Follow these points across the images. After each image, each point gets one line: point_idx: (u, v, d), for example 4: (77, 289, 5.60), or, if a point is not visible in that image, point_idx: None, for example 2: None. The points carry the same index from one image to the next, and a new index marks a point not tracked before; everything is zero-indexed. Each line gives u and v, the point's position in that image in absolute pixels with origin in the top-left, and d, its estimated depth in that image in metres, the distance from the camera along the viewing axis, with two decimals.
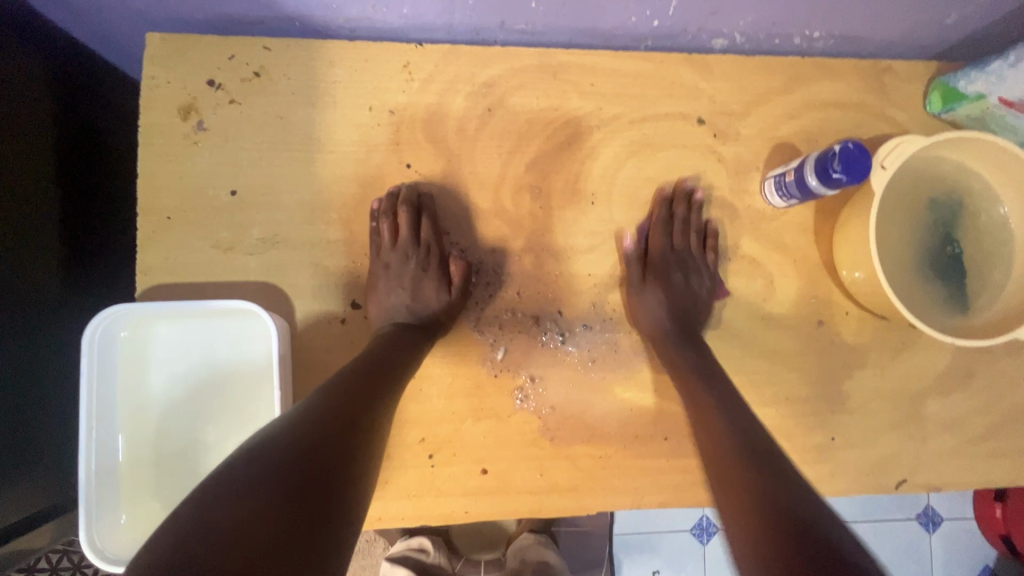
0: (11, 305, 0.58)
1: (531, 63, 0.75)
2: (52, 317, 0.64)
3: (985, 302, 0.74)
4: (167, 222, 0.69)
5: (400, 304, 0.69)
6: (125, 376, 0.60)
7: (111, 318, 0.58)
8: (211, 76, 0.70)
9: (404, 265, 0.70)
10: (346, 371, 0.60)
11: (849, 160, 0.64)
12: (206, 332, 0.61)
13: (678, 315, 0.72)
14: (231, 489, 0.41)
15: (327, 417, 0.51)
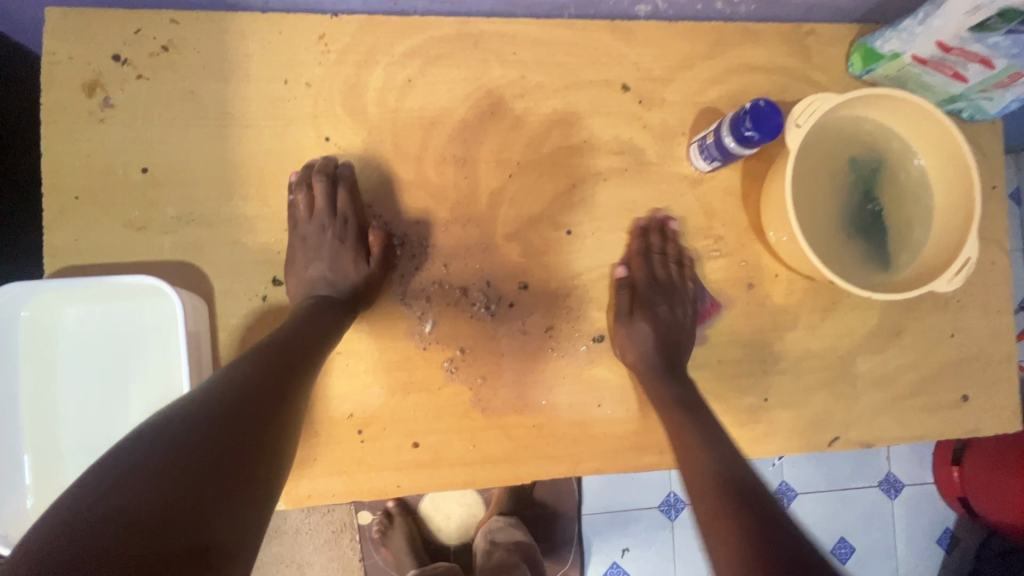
0: None
1: (450, 32, 0.74)
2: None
3: (905, 258, 0.76)
4: (74, 202, 0.67)
5: (321, 277, 0.68)
6: (31, 359, 0.59)
7: (8, 299, 0.56)
8: (116, 51, 0.68)
9: (323, 238, 0.69)
10: (260, 346, 0.57)
11: (760, 118, 0.64)
12: (113, 312, 0.60)
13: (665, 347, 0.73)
14: (133, 479, 0.37)
15: (240, 395, 0.48)
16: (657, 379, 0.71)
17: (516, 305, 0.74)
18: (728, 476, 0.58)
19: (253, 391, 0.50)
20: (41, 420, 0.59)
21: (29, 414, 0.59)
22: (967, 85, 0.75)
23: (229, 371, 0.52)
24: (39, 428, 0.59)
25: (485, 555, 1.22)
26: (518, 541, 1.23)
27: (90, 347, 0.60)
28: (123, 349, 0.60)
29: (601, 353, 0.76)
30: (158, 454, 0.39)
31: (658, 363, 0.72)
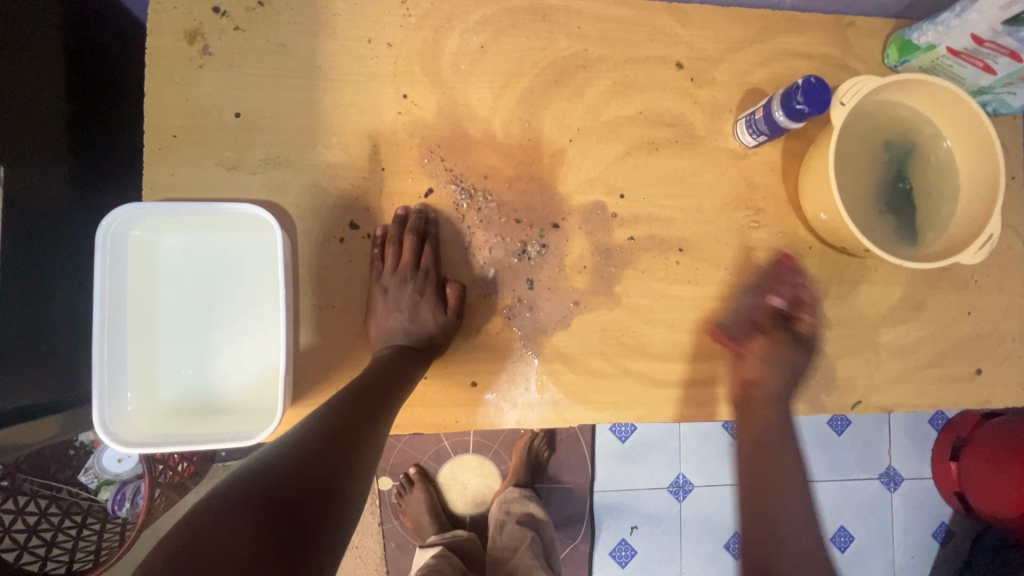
0: (29, 210, 0.61)
1: (521, 5, 0.80)
2: (60, 216, 0.66)
3: (932, 235, 0.82)
4: (172, 140, 0.72)
5: (399, 332, 0.73)
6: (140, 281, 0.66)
7: (124, 222, 0.63)
8: (216, 4, 0.73)
9: (406, 285, 0.74)
10: (339, 400, 0.62)
11: (811, 93, 0.71)
12: (214, 241, 0.68)
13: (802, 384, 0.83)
14: (236, 505, 0.46)
15: (321, 449, 0.54)
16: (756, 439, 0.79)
17: (569, 260, 0.80)
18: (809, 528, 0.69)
19: (325, 444, 0.55)
20: (142, 332, 0.65)
21: (138, 331, 0.65)
22: (995, 78, 0.81)
23: (315, 419, 0.59)
24: (139, 339, 0.65)
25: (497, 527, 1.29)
26: (530, 515, 1.28)
27: (192, 272, 0.67)
28: (222, 274, 0.68)
29: (646, 311, 0.82)
30: (238, 499, 0.46)
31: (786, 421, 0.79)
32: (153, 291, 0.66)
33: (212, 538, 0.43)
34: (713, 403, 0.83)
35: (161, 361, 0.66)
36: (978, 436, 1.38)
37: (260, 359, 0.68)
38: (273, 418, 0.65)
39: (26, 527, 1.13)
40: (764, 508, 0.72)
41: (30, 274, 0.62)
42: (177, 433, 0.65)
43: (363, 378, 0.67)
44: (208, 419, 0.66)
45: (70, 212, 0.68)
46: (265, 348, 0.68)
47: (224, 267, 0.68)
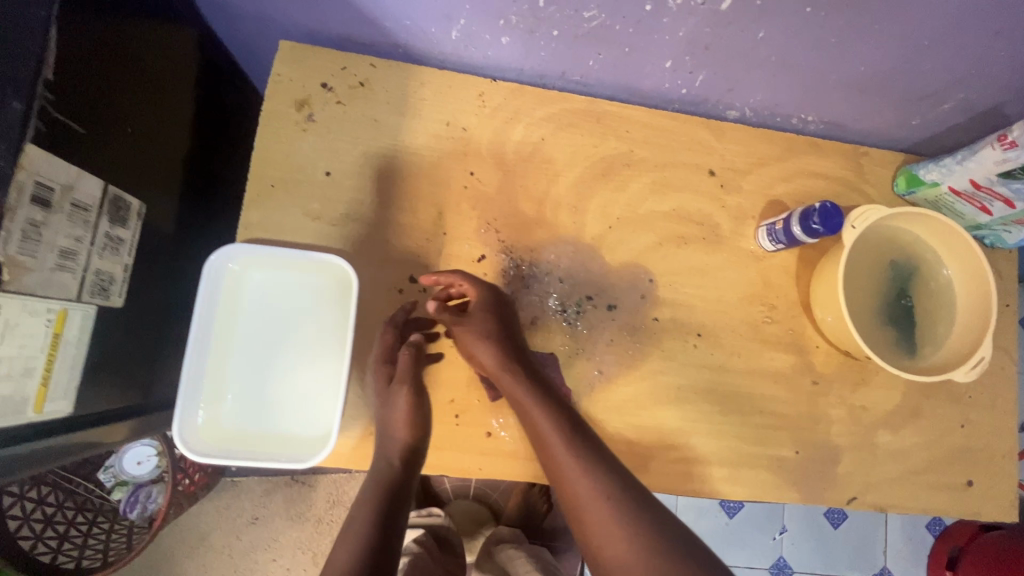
0: (154, 239, 0.72)
1: (580, 107, 0.93)
2: (173, 244, 0.77)
3: (930, 349, 0.90)
4: (270, 189, 0.83)
5: (393, 448, 0.75)
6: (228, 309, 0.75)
7: (224, 258, 0.73)
8: (325, 80, 0.87)
9: (393, 390, 0.78)
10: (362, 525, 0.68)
11: (826, 216, 0.81)
12: (293, 280, 0.79)
13: (507, 336, 0.80)
14: None
15: None
16: (499, 366, 0.77)
17: (598, 332, 0.89)
18: (619, 483, 0.69)
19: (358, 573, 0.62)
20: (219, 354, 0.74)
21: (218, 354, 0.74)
22: (991, 219, 0.91)
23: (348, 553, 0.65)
24: (216, 360, 0.74)
25: (485, 555, 1.29)
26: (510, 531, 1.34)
27: (272, 306, 0.78)
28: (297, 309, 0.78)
29: (663, 386, 0.89)
30: None
31: (500, 358, 0.78)
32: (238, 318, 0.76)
33: None
34: (717, 481, 0.89)
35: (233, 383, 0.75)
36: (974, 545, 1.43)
37: (318, 388, 0.77)
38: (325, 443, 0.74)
39: (43, 517, 1.18)
40: (574, 499, 0.70)
41: (140, 291, 0.70)
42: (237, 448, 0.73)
43: (388, 486, 0.73)
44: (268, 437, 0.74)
45: (180, 241, 0.78)
46: (324, 378, 0.77)
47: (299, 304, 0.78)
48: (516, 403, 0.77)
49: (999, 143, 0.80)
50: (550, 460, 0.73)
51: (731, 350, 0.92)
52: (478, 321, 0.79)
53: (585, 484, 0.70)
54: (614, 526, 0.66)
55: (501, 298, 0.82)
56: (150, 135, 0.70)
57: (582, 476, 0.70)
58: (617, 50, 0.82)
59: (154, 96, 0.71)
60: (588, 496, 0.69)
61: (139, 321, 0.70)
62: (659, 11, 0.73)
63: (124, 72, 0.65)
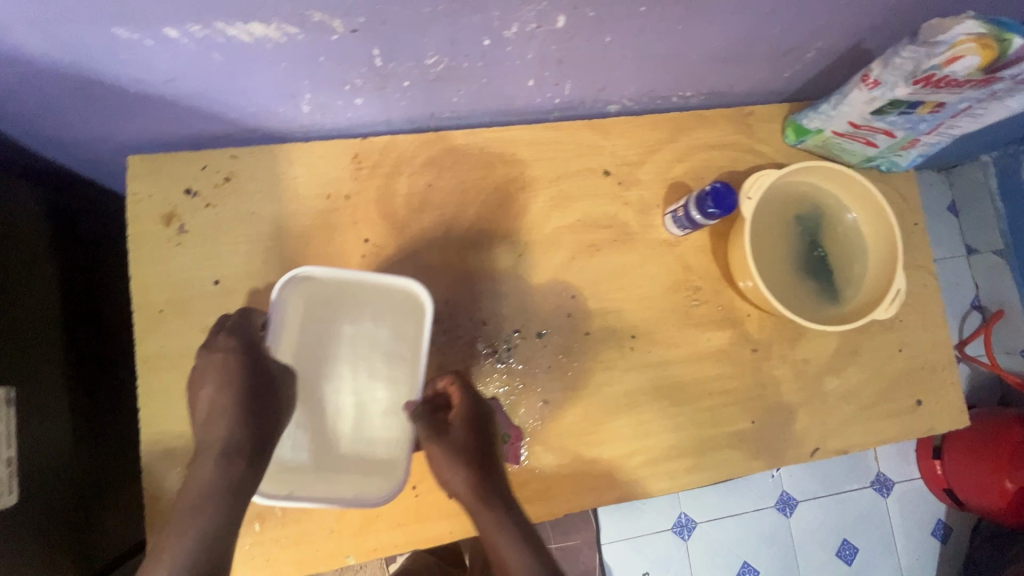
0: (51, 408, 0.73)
1: (459, 142, 0.90)
2: (69, 407, 0.76)
3: (852, 291, 0.92)
4: (160, 315, 0.79)
5: (217, 438, 0.71)
6: (298, 352, 0.82)
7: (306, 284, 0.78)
8: (187, 185, 0.82)
9: (227, 363, 0.72)
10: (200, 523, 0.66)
11: (718, 198, 0.82)
12: (362, 314, 0.84)
13: (482, 459, 0.75)
14: None
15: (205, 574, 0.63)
16: (471, 490, 0.74)
17: (536, 362, 0.88)
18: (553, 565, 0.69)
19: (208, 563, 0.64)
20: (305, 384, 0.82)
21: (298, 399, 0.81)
22: (879, 149, 0.93)
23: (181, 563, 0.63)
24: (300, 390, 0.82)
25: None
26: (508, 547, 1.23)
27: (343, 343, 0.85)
28: (366, 339, 0.85)
29: (610, 397, 0.89)
30: None
31: (473, 482, 0.74)
32: (315, 357, 0.83)
33: None
34: (685, 472, 0.90)
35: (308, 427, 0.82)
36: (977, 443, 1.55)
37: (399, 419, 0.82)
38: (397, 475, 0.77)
39: None
40: None
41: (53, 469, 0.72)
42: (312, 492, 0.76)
43: (216, 494, 0.68)
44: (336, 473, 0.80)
45: (76, 402, 0.78)
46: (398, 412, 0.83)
47: (367, 336, 0.85)
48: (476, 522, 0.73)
49: (864, 84, 0.81)
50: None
51: (667, 342, 0.92)
52: (454, 435, 0.75)
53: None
54: None
55: (478, 395, 0.79)
56: (15, 312, 0.68)
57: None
58: (476, 83, 0.80)
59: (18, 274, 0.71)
60: None
61: (55, 511, 0.72)
62: (500, 43, 0.70)
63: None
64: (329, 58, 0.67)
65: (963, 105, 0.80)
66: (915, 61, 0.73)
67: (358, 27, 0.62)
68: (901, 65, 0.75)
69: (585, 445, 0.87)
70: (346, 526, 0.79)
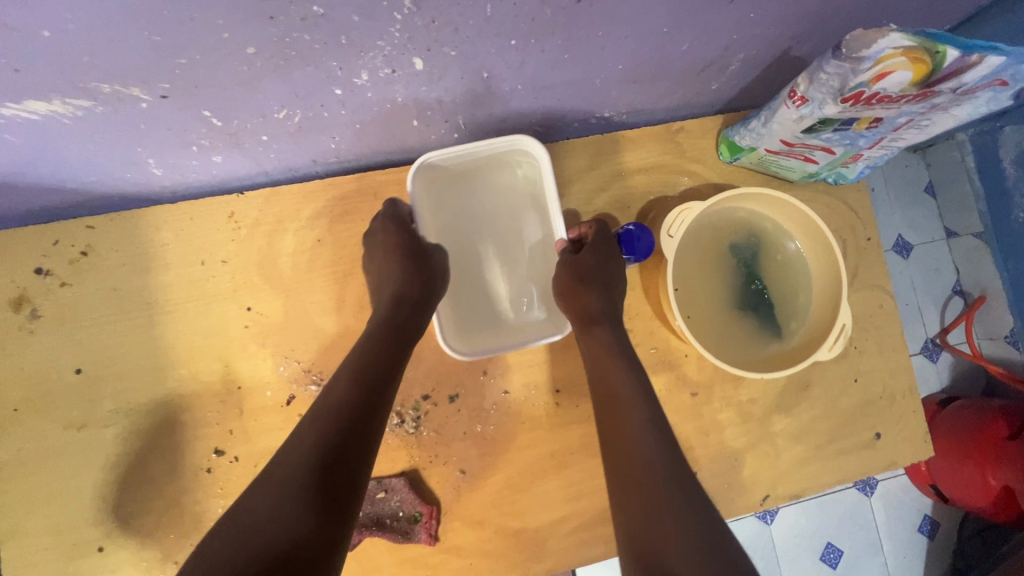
0: None
1: (350, 189, 0.81)
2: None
3: (795, 325, 0.83)
4: (14, 414, 0.71)
5: (384, 296, 0.72)
6: (446, 230, 0.85)
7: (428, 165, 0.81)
8: (38, 264, 0.73)
9: (379, 234, 0.75)
10: (347, 394, 0.59)
11: (632, 239, 0.79)
12: (468, 198, 0.86)
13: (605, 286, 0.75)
14: (265, 522, 0.48)
15: (323, 435, 0.54)
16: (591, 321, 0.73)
17: (449, 428, 0.80)
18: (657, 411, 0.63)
19: (333, 430, 0.55)
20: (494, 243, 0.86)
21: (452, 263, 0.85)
22: (821, 164, 0.84)
23: (324, 416, 0.57)
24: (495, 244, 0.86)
25: None
26: None
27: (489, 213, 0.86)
28: (498, 229, 0.86)
29: (535, 460, 0.81)
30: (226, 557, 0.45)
31: (603, 309, 0.73)
32: (475, 223, 0.86)
33: (258, 528, 0.48)
34: None
35: (464, 293, 0.85)
36: (938, 422, 1.24)
37: (540, 269, 0.86)
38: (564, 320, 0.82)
39: None
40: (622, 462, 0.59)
41: None
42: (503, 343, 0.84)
43: (347, 362, 0.64)
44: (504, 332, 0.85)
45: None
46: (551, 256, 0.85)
47: (494, 227, 0.86)
48: (595, 376, 0.69)
49: (791, 101, 0.71)
50: (611, 421, 0.63)
51: None
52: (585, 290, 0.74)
53: (623, 440, 0.60)
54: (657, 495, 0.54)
55: (607, 235, 0.78)
56: None
57: (642, 434, 0.60)
58: (350, 129, 0.70)
59: None
60: (629, 456, 0.58)
61: None
62: (356, 90, 0.60)
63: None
64: (152, 125, 0.58)
65: (903, 119, 0.70)
66: (841, 77, 0.64)
67: (167, 92, 0.52)
68: (827, 81, 0.66)
69: (509, 516, 0.80)
70: None
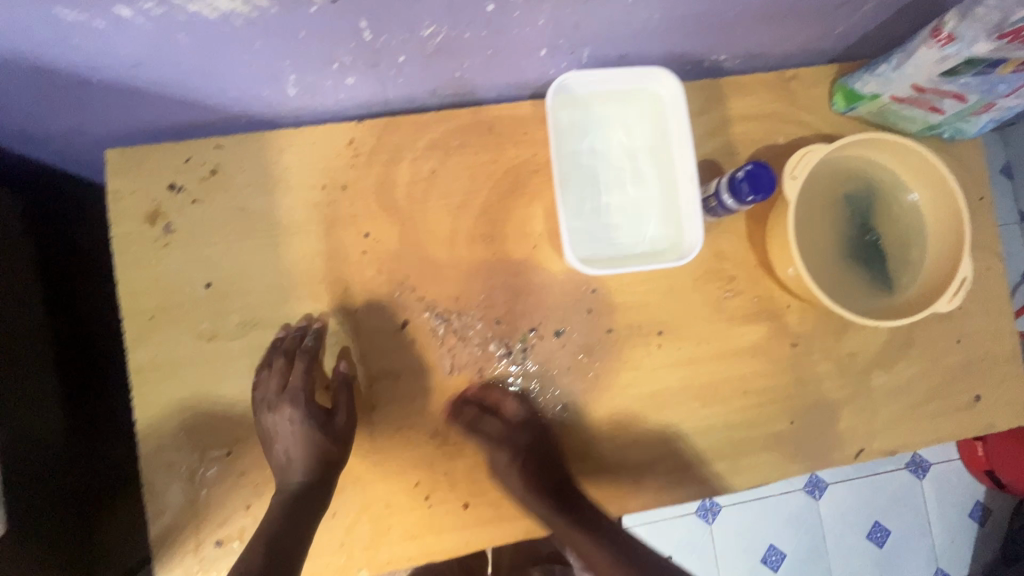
0: (38, 423, 0.69)
1: (465, 121, 0.81)
2: (61, 432, 0.73)
3: (908, 279, 0.82)
4: (150, 322, 0.74)
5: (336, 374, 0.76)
6: (566, 157, 0.78)
7: (563, 81, 0.75)
8: (171, 180, 0.75)
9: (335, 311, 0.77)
10: (298, 467, 0.72)
11: (754, 181, 0.71)
12: (588, 126, 0.78)
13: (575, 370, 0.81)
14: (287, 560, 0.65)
15: (287, 523, 0.68)
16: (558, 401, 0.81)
17: (554, 363, 0.81)
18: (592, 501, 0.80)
19: (298, 488, 0.71)
20: (613, 169, 0.79)
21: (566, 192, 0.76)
22: (945, 116, 0.81)
23: (291, 479, 0.71)
24: (613, 170, 0.79)
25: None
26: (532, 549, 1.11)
27: (611, 138, 0.79)
28: (618, 157, 0.79)
29: (636, 399, 0.82)
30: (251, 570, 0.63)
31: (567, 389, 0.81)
32: (596, 148, 0.78)
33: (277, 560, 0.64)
34: (717, 477, 0.84)
35: (576, 218, 0.78)
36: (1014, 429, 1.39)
37: (657, 203, 0.79)
38: (686, 250, 0.77)
39: None
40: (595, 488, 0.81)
41: (47, 485, 0.68)
42: (616, 270, 0.77)
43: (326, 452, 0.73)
44: (617, 261, 0.78)
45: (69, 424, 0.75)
46: (671, 189, 0.79)
47: (617, 151, 0.79)
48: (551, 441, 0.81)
49: (934, 41, 0.69)
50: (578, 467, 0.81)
51: (698, 337, 0.84)
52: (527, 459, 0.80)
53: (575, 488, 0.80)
54: (604, 546, 0.78)
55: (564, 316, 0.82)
56: None
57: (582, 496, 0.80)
58: (481, 55, 0.70)
59: None
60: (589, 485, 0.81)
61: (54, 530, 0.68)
62: (506, 8, 0.60)
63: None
64: (310, 34, 0.59)
65: None
66: (1003, 11, 0.62)
67: None
68: (985, 16, 0.64)
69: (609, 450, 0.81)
70: (355, 538, 0.76)
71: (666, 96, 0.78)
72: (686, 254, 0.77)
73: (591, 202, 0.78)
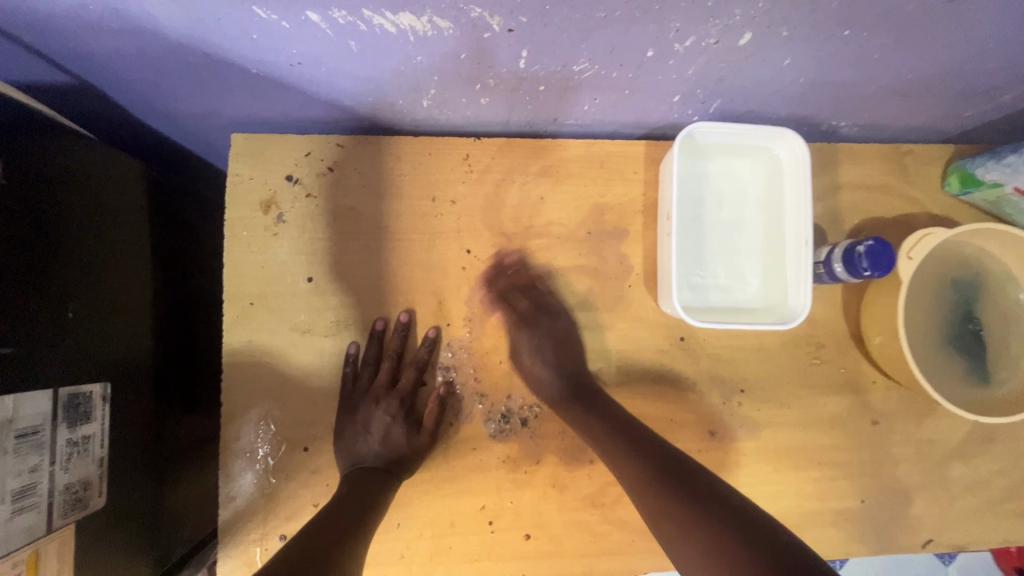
0: (141, 395, 0.70)
1: (578, 153, 0.82)
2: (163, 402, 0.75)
3: (1005, 374, 0.79)
4: (249, 308, 0.75)
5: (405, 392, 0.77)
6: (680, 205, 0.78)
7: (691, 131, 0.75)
8: (289, 172, 0.77)
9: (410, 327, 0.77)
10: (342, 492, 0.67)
11: (874, 256, 0.70)
12: (705, 177, 0.79)
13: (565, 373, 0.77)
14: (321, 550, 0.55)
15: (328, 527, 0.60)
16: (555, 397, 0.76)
17: (633, 405, 0.80)
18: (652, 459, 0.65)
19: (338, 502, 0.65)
20: (725, 222, 0.79)
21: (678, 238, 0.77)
22: None
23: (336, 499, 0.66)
24: (723, 224, 0.79)
25: None
26: None
27: (727, 192, 0.80)
28: (731, 212, 0.79)
29: (711, 453, 0.81)
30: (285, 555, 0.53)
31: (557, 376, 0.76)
32: (710, 200, 0.79)
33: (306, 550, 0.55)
34: None
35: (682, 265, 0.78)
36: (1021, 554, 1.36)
37: (764, 261, 0.79)
38: (789, 314, 0.76)
39: None
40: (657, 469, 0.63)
41: (139, 457, 0.70)
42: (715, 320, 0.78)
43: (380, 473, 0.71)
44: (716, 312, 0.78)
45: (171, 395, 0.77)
46: (780, 249, 0.79)
47: (732, 205, 0.79)
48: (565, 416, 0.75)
49: None
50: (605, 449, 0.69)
51: (780, 401, 0.83)
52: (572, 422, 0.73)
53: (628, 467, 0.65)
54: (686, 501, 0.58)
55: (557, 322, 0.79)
56: (107, 293, 0.65)
57: (627, 463, 0.65)
58: (617, 94, 0.70)
59: (118, 248, 0.68)
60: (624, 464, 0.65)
61: (140, 501, 0.70)
62: (664, 56, 0.61)
63: (57, 251, 0.59)
64: (469, 56, 0.59)
65: None
66: None
67: (516, 26, 0.54)
68: None
69: None
70: (416, 553, 0.75)
71: (791, 158, 0.77)
72: (789, 318, 0.76)
73: (699, 251, 0.79)
